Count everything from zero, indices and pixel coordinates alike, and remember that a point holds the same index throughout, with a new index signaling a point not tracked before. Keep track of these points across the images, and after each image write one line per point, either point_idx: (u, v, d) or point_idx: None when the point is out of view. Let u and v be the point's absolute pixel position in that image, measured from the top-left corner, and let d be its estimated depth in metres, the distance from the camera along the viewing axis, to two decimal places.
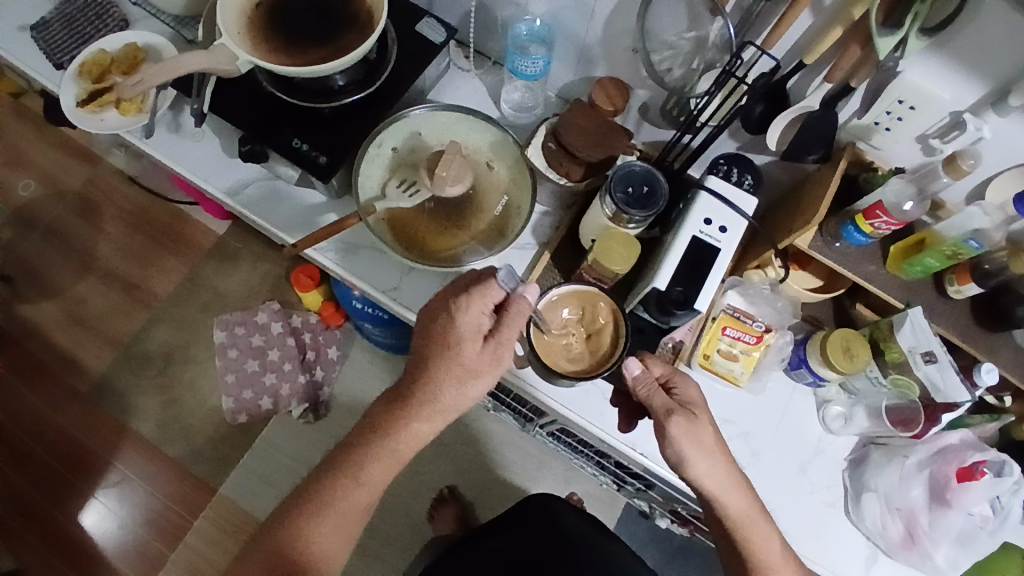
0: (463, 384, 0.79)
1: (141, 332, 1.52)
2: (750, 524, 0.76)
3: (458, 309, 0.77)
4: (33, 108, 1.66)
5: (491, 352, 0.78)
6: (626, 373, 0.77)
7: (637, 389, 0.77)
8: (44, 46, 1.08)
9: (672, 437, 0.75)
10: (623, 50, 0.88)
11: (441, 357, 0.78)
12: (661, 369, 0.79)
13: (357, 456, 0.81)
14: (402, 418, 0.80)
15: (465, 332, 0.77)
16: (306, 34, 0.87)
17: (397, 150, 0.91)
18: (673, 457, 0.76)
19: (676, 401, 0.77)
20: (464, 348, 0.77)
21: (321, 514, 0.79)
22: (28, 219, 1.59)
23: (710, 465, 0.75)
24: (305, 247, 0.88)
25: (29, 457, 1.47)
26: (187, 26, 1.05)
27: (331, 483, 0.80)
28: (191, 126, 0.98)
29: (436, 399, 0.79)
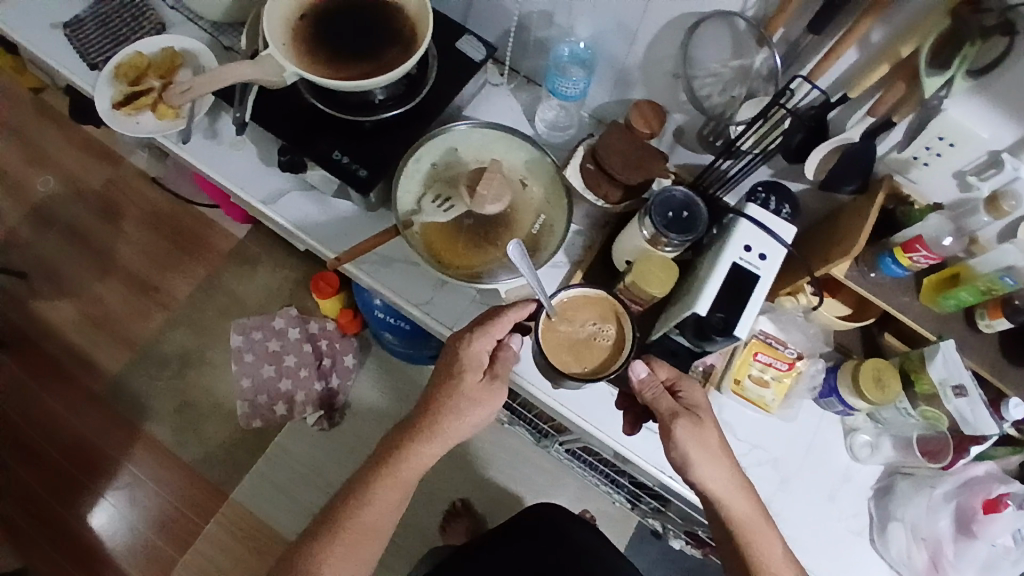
0: (463, 413, 0.81)
1: (158, 334, 1.51)
2: (751, 528, 0.77)
3: (462, 343, 0.81)
4: (58, 106, 1.67)
5: (491, 385, 0.81)
6: (631, 377, 0.78)
7: (643, 391, 0.79)
8: (79, 46, 1.07)
9: (677, 440, 0.76)
10: (663, 75, 0.88)
11: (443, 386, 0.81)
12: (667, 372, 0.80)
13: (362, 482, 0.82)
14: (407, 446, 0.82)
15: (467, 364, 0.81)
16: (350, 47, 0.88)
17: (435, 165, 0.92)
18: (677, 460, 0.77)
19: (681, 405, 0.78)
20: (465, 379, 0.81)
21: (330, 541, 0.80)
22: (47, 216, 1.59)
23: (723, 470, 0.77)
24: (347, 260, 0.92)
25: (39, 455, 1.46)
26: (225, 33, 1.05)
27: (341, 506, 0.82)
28: (229, 134, 0.98)
29: (439, 428, 0.81)
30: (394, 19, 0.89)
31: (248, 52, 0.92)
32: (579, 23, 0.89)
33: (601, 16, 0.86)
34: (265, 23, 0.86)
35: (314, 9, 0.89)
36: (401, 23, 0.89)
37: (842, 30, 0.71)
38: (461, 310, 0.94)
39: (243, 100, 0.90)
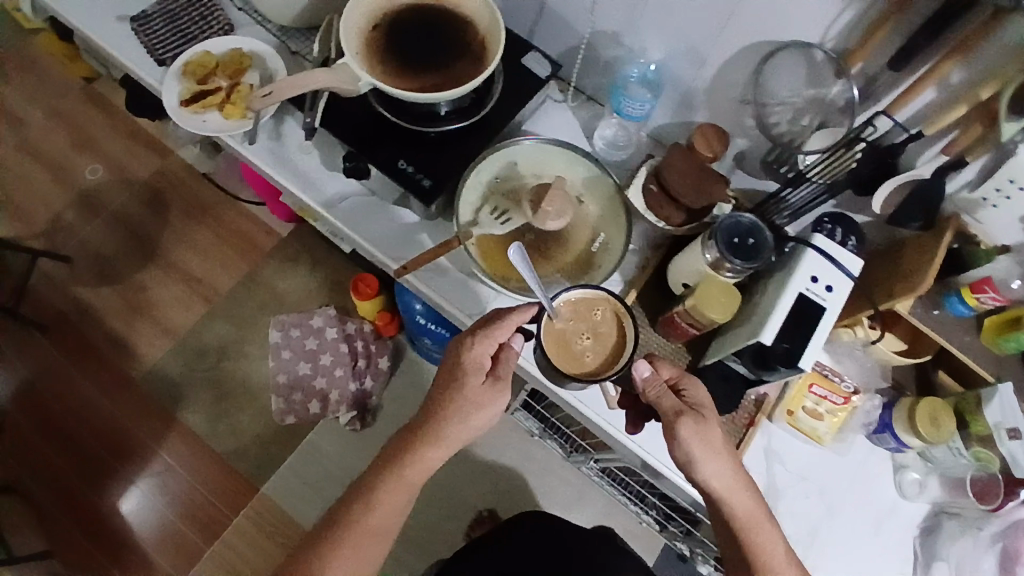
0: (466, 416, 0.81)
1: (197, 325, 1.54)
2: (750, 527, 0.76)
3: (464, 347, 0.82)
4: (111, 96, 1.71)
5: (494, 388, 0.82)
6: (635, 375, 0.78)
7: (647, 390, 0.79)
8: (146, 40, 1.06)
9: (680, 440, 0.76)
10: (729, 101, 0.89)
11: (446, 388, 0.82)
12: (670, 370, 0.80)
13: (369, 485, 0.83)
14: (412, 450, 0.82)
15: (470, 367, 0.82)
16: (421, 58, 0.89)
17: (496, 178, 0.93)
18: (680, 458, 0.77)
19: (685, 404, 0.78)
20: (468, 382, 0.81)
21: (335, 544, 0.80)
22: (95, 203, 1.62)
23: (727, 468, 0.76)
24: (413, 269, 0.92)
25: (74, 438, 1.48)
26: (293, 38, 1.07)
27: (348, 508, 0.82)
28: (294, 137, 1.00)
29: (443, 431, 0.82)
30: (464, 32, 0.91)
31: (323, 58, 0.94)
32: (651, 46, 0.90)
33: (672, 39, 0.87)
34: (341, 32, 0.87)
35: (387, 19, 0.90)
36: (471, 37, 0.90)
37: (922, 69, 0.71)
38: None
39: (314, 107, 0.91)
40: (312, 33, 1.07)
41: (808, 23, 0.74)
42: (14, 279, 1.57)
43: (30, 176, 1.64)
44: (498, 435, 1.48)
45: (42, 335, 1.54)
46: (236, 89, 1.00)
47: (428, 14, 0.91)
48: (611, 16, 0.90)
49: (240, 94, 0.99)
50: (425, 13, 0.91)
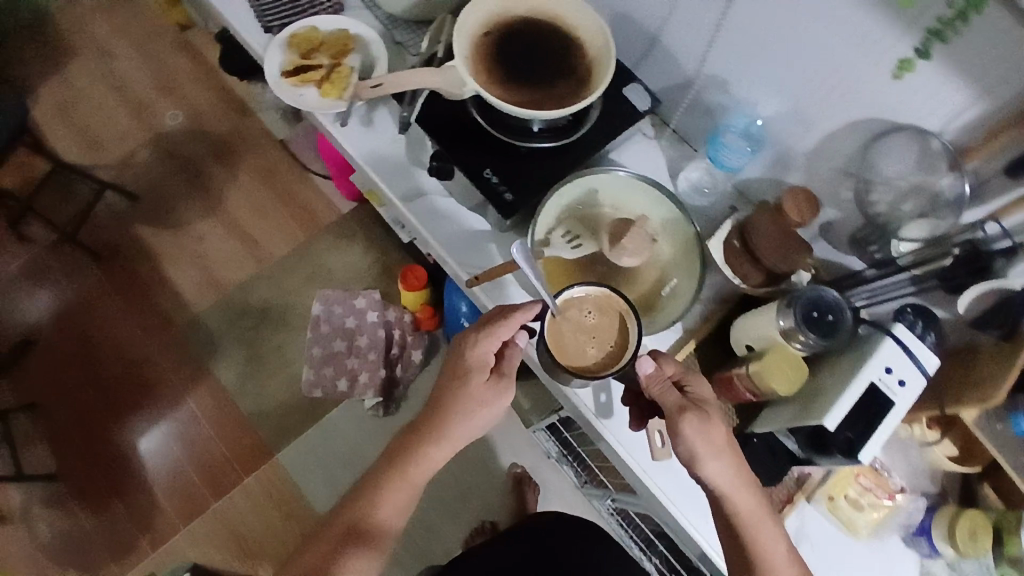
0: (470, 414, 0.82)
1: (245, 284, 1.57)
2: (757, 523, 0.73)
3: (467, 344, 0.83)
4: (202, 47, 1.75)
5: (498, 385, 0.82)
6: (638, 371, 0.78)
7: (648, 386, 0.77)
8: (256, 4, 1.07)
9: (683, 435, 0.73)
10: (828, 169, 0.88)
11: (451, 387, 0.83)
12: (673, 367, 0.79)
13: (372, 482, 0.83)
14: (413, 447, 0.83)
15: (473, 365, 0.82)
16: (528, 73, 0.89)
17: (576, 202, 0.92)
18: (684, 455, 0.74)
19: (688, 399, 0.76)
20: (471, 379, 0.82)
21: (335, 540, 0.80)
22: (169, 146, 1.66)
23: (730, 465, 0.73)
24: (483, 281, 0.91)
25: (106, 370, 1.51)
26: (399, 28, 1.06)
27: (352, 506, 0.82)
28: (383, 125, 1.01)
29: (445, 429, 0.82)
30: (572, 53, 0.90)
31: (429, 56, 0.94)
32: (761, 101, 0.89)
33: (783, 100, 0.85)
34: (454, 34, 0.87)
35: (498, 28, 0.90)
36: (578, 59, 0.90)
37: None
38: None
39: (412, 103, 0.94)
40: (418, 27, 1.06)
41: (931, 111, 0.72)
42: (79, 205, 1.61)
43: (113, 110, 1.69)
44: (517, 450, 1.48)
45: (94, 265, 1.58)
46: (337, 70, 1.01)
47: (538, 29, 0.91)
48: (722, 64, 0.89)
49: (339, 75, 1.00)
50: (536, 28, 0.91)
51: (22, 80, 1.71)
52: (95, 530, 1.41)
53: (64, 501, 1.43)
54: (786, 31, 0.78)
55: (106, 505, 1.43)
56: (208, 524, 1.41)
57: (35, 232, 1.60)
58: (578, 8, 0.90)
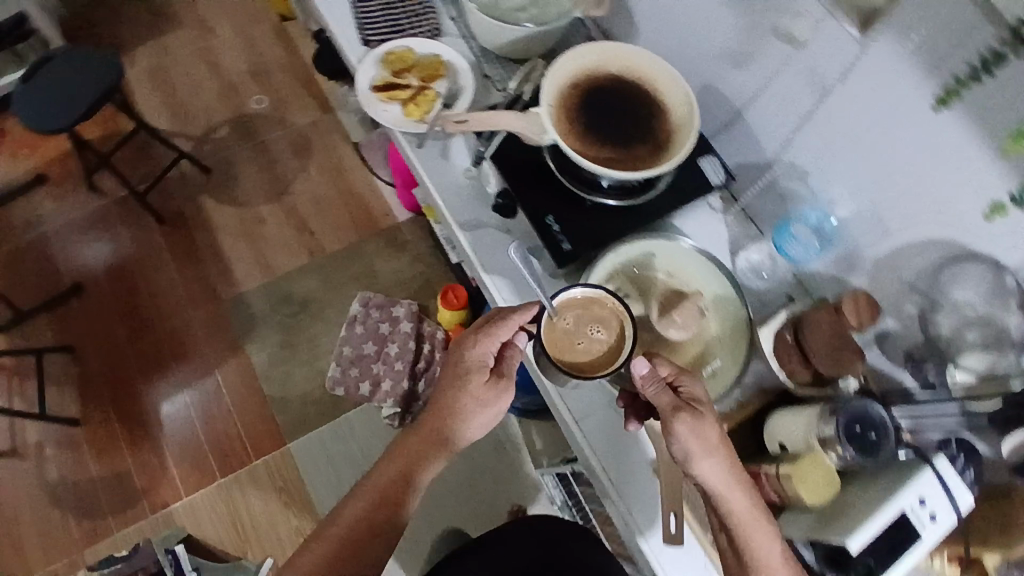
0: (469, 415, 0.84)
1: (294, 273, 1.62)
2: (749, 524, 0.72)
3: (466, 345, 0.84)
4: (296, 39, 1.82)
5: (497, 386, 0.84)
6: (633, 373, 0.75)
7: (644, 387, 0.75)
8: (359, 16, 1.11)
9: (676, 435, 0.72)
10: (895, 282, 0.85)
11: (451, 389, 0.85)
12: (668, 368, 0.77)
13: (376, 484, 0.84)
14: (415, 448, 0.85)
15: (472, 366, 0.84)
16: (610, 130, 0.90)
17: (631, 265, 0.92)
18: (677, 455, 0.73)
19: (682, 400, 0.74)
20: (471, 380, 0.84)
21: (338, 540, 0.80)
22: (248, 128, 1.73)
23: (724, 463, 0.72)
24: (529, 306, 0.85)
25: (146, 329, 1.56)
26: (489, 62, 1.09)
27: (353, 506, 0.83)
28: (456, 152, 1.03)
29: (444, 428, 0.84)
30: (655, 117, 0.90)
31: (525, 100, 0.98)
32: (839, 200, 0.87)
33: (865, 202, 0.84)
34: (543, 82, 0.88)
35: (587, 80, 0.91)
36: (660, 124, 0.90)
37: None
38: (602, 415, 0.92)
39: (489, 141, 0.96)
40: (508, 64, 1.09)
41: (1013, 247, 0.70)
42: (153, 167, 1.68)
43: (202, 83, 1.76)
44: (521, 489, 1.51)
45: (157, 227, 1.64)
46: (424, 92, 1.04)
47: (625, 88, 0.91)
48: (807, 154, 0.88)
49: (425, 98, 1.04)
50: (626, 87, 0.92)
51: (127, 43, 1.82)
52: (101, 480, 1.44)
53: (78, 446, 1.47)
54: (879, 133, 0.77)
55: (115, 459, 1.46)
56: (210, 496, 1.44)
57: (107, 184, 1.67)
58: (670, 76, 0.91)
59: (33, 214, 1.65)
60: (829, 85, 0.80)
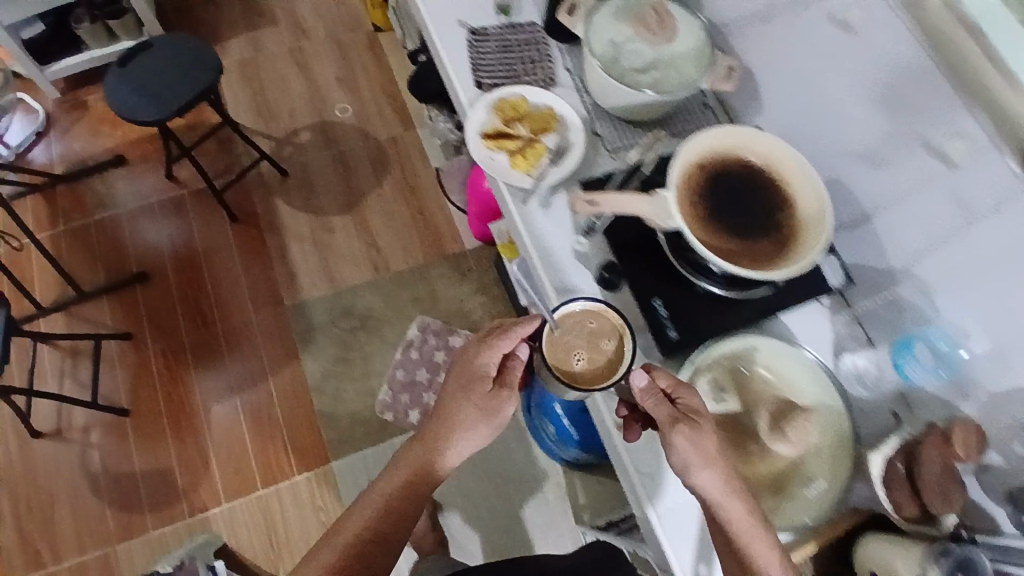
0: (473, 423, 0.85)
1: (358, 288, 1.62)
2: (747, 532, 0.75)
3: (470, 356, 0.87)
4: (388, 55, 1.85)
5: (501, 395, 0.86)
6: (633, 386, 0.80)
7: (643, 400, 0.80)
8: (474, 56, 1.10)
9: (675, 445, 0.77)
10: (1008, 421, 0.79)
11: (455, 398, 0.86)
12: (667, 380, 0.82)
13: (382, 492, 0.83)
14: (420, 455, 0.85)
15: (476, 376, 0.86)
16: (736, 222, 0.86)
17: (734, 356, 0.88)
18: (677, 464, 0.78)
19: (680, 411, 0.79)
20: (475, 389, 0.85)
21: (341, 548, 0.79)
22: (330, 136, 1.75)
23: (717, 473, 0.76)
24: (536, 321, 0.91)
25: (207, 325, 1.56)
26: (601, 119, 1.07)
27: (358, 512, 0.82)
28: (560, 211, 1.00)
29: (450, 434, 0.85)
30: (779, 211, 0.87)
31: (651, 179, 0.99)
32: (972, 332, 0.82)
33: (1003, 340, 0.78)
34: (672, 162, 0.83)
35: (713, 163, 0.88)
36: (784, 220, 0.86)
37: None
38: (682, 511, 0.86)
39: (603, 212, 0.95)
40: (621, 125, 1.07)
41: None
42: (234, 165, 1.69)
43: (290, 84, 1.79)
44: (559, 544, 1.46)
45: (230, 224, 1.64)
46: (533, 145, 1.02)
47: (752, 175, 0.88)
48: (942, 277, 0.83)
49: (533, 151, 1.02)
50: (756, 179, 0.88)
51: (220, 36, 1.83)
52: (143, 473, 1.44)
53: (124, 435, 1.47)
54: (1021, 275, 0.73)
55: (158, 453, 1.46)
56: (248, 508, 1.42)
57: (184, 173, 1.68)
58: (802, 171, 0.86)
59: (106, 194, 1.66)
60: (975, 215, 0.77)
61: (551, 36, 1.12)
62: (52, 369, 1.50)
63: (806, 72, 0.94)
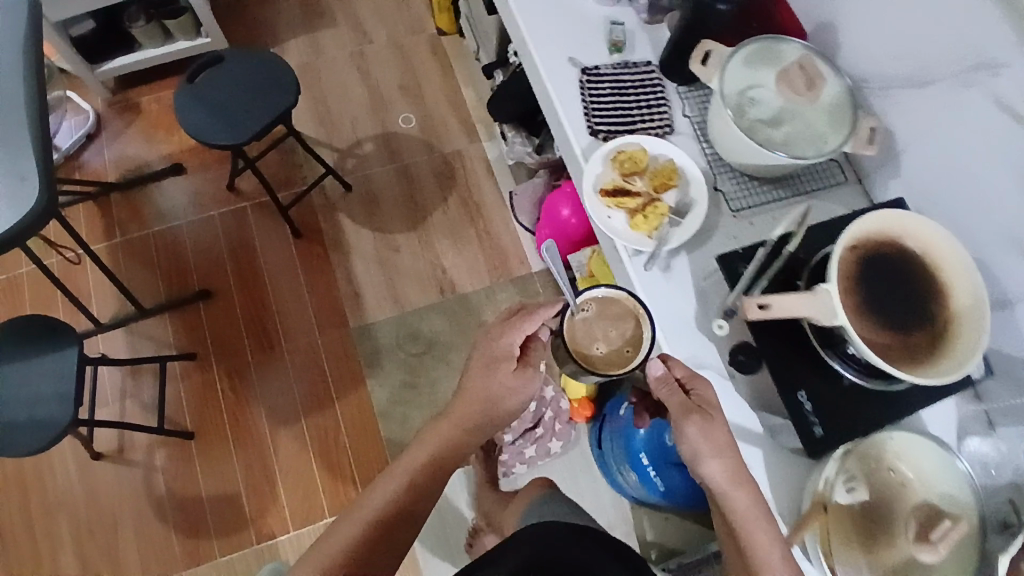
0: (498, 400, 0.89)
1: (423, 311, 1.57)
2: (747, 519, 0.76)
3: (493, 335, 0.89)
4: (454, 62, 1.78)
5: (526, 372, 0.89)
6: (649, 374, 0.85)
7: (657, 388, 0.84)
8: (587, 100, 1.04)
9: (686, 435, 0.79)
10: None
11: (481, 374, 0.89)
12: (682, 371, 0.84)
13: (409, 465, 0.86)
14: (446, 432, 0.88)
15: (501, 354, 0.89)
16: (890, 313, 0.81)
17: (868, 447, 0.84)
18: (686, 454, 0.79)
19: (692, 401, 0.81)
20: (500, 367, 0.89)
21: (362, 526, 0.80)
22: (393, 148, 1.69)
23: (726, 466, 0.78)
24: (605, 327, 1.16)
25: (273, 347, 1.52)
26: (721, 175, 1.01)
27: (383, 489, 0.84)
28: (682, 277, 0.95)
29: (466, 409, 0.89)
30: (932, 300, 0.82)
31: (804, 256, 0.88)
32: None
33: None
34: (834, 255, 0.78)
35: (866, 247, 0.83)
36: (937, 310, 0.82)
37: None
38: None
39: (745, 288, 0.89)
40: (744, 181, 1.01)
41: None
42: (298, 180, 1.64)
43: (352, 90, 1.73)
44: None
45: (293, 240, 1.59)
46: (655, 204, 0.96)
47: (905, 259, 0.83)
48: None
49: (655, 211, 0.95)
50: (909, 265, 0.83)
51: (280, 39, 1.77)
52: (209, 498, 1.41)
53: (189, 458, 1.43)
54: None
55: (224, 476, 1.42)
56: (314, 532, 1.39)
57: (246, 185, 1.63)
58: (961, 261, 0.82)
59: (163, 203, 1.60)
60: None
61: (668, 78, 1.06)
62: (113, 392, 1.46)
63: (957, 145, 0.88)
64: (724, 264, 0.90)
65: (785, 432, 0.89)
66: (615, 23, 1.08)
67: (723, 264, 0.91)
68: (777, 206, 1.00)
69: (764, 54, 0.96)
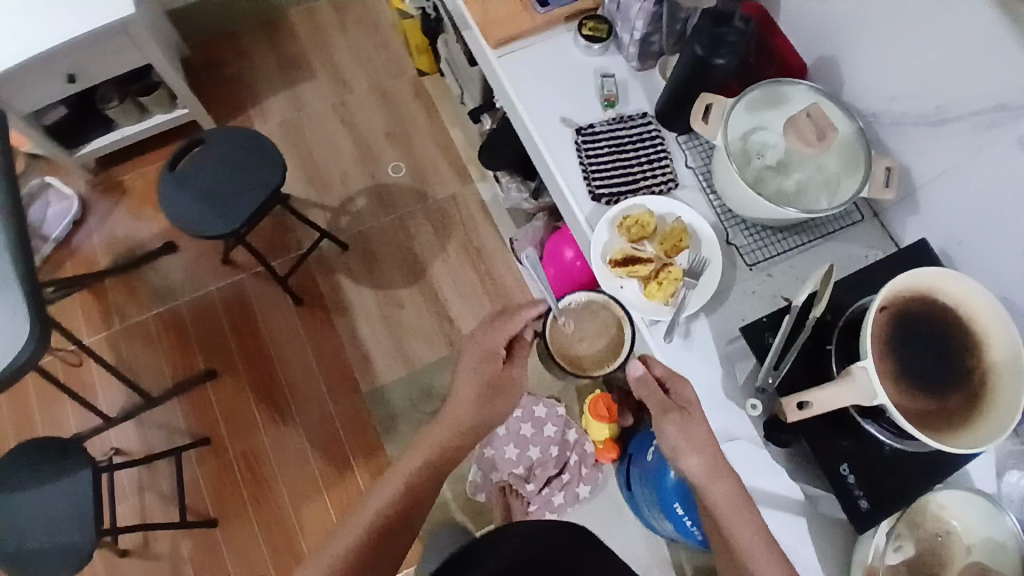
0: (490, 398, 0.89)
1: (434, 366, 1.53)
2: (729, 511, 0.77)
3: (479, 335, 0.92)
4: (439, 104, 1.73)
5: (510, 371, 0.92)
6: (628, 374, 0.85)
7: (636, 388, 0.85)
8: (587, 162, 1.00)
9: (664, 431, 0.81)
10: None
11: (468, 379, 0.89)
12: (661, 369, 0.86)
13: (405, 469, 0.86)
14: (441, 435, 0.87)
15: (486, 351, 0.92)
16: (928, 378, 0.77)
17: (912, 507, 0.81)
18: (666, 450, 0.81)
19: (670, 400, 0.83)
20: (489, 365, 0.91)
21: (363, 528, 0.81)
22: (386, 199, 1.65)
23: (708, 470, 0.79)
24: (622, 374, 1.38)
25: (286, 421, 1.49)
26: (733, 228, 0.97)
27: (381, 494, 0.84)
28: (705, 343, 0.92)
29: (459, 412, 0.88)
30: (965, 353, 0.79)
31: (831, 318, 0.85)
32: None
33: None
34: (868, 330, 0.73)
35: (894, 304, 0.79)
36: (973, 365, 0.78)
37: None
38: None
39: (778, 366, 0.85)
40: (759, 231, 0.97)
41: None
42: (293, 245, 1.61)
43: (339, 144, 1.69)
44: None
45: (295, 308, 1.56)
46: (667, 270, 0.93)
47: (936, 315, 0.79)
48: None
49: (669, 277, 0.93)
50: (940, 320, 0.79)
51: (258, 96, 1.73)
52: None
53: (214, 546, 1.41)
54: None
55: (251, 559, 1.40)
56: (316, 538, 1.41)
57: (240, 257, 1.59)
58: (994, 311, 0.78)
59: (161, 282, 1.56)
60: None
61: (667, 128, 1.02)
62: (130, 485, 1.43)
63: (980, 180, 0.83)
64: (749, 336, 0.87)
65: (825, 501, 0.86)
66: (606, 76, 1.04)
67: (746, 333, 0.87)
68: (795, 253, 0.96)
69: (767, 98, 0.92)
